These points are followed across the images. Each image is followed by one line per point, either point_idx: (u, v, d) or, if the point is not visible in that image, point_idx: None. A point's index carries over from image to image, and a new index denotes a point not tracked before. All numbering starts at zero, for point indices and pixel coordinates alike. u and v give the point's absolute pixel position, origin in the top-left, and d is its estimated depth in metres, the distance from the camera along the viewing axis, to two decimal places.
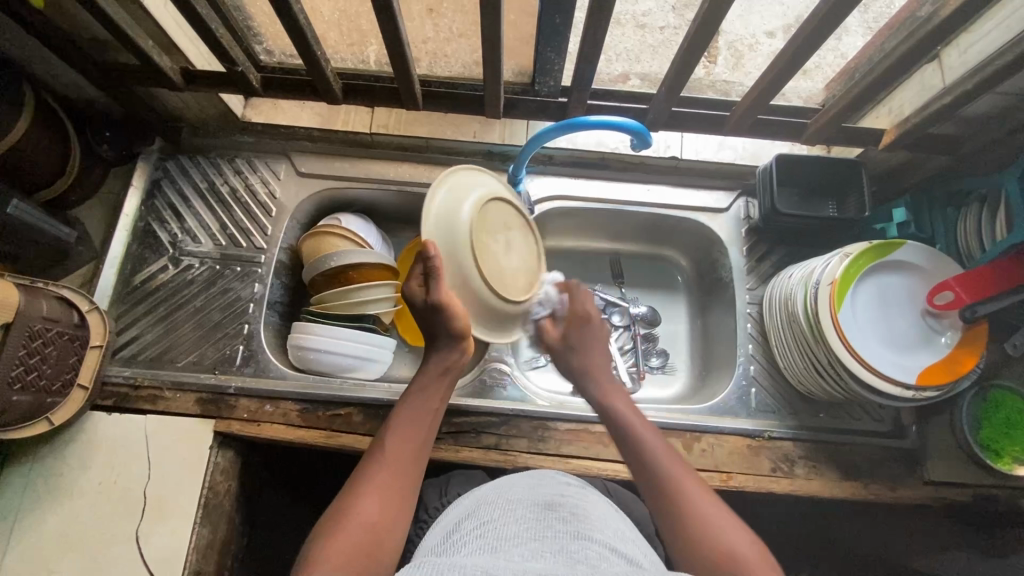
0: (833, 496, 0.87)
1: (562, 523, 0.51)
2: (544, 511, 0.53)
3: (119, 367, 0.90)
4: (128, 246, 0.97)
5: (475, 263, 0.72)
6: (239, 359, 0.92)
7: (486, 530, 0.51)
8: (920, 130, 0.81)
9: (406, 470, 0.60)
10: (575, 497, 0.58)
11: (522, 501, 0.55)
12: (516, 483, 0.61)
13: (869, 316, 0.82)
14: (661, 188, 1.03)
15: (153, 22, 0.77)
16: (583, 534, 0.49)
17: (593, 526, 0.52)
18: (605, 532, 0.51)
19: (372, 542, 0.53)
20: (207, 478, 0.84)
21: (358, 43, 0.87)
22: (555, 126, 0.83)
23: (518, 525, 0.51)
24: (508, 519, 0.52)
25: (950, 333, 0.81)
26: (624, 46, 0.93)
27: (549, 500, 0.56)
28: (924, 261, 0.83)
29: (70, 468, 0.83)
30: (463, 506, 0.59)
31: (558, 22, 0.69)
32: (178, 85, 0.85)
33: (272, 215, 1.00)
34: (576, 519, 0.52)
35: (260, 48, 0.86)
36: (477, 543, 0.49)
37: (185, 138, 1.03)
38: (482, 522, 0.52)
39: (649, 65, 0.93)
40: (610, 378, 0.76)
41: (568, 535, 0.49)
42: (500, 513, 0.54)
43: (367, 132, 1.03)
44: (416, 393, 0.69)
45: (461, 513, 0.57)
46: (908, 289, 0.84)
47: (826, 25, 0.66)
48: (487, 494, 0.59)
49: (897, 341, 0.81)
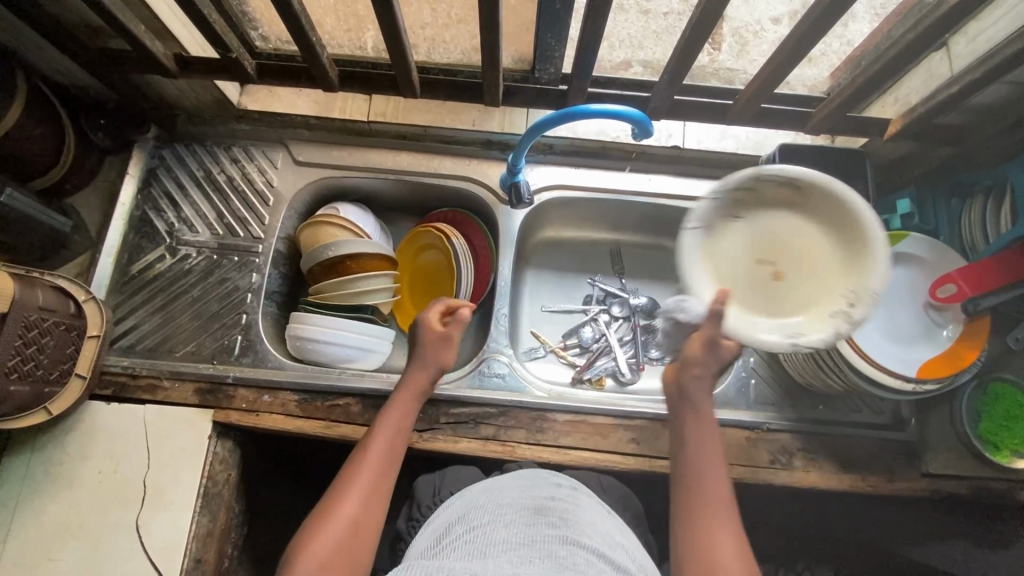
0: (830, 487, 0.87)
1: (552, 528, 0.51)
2: (533, 515, 0.53)
3: (116, 357, 0.90)
4: (125, 236, 0.96)
5: (755, 246, 0.74)
6: (237, 350, 0.92)
7: (476, 535, 0.51)
8: (926, 120, 0.79)
9: (386, 471, 0.64)
10: (565, 500, 0.58)
11: (511, 505, 0.56)
12: (506, 486, 0.61)
13: None
14: (662, 178, 1.02)
15: (145, 6, 0.75)
16: (573, 540, 0.50)
17: (582, 531, 0.52)
18: (595, 537, 0.52)
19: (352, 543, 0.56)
20: (206, 467, 0.84)
21: (355, 30, 0.85)
22: (554, 116, 0.81)
23: (509, 530, 0.51)
24: (497, 523, 0.52)
25: (951, 327, 0.80)
26: (625, 33, 0.89)
27: (540, 504, 0.56)
28: (924, 252, 0.83)
29: (69, 456, 0.83)
30: (452, 511, 0.60)
31: (558, 7, 0.68)
32: (172, 72, 0.83)
33: (269, 204, 0.99)
34: (565, 524, 0.52)
35: (254, 34, 0.84)
36: (466, 549, 0.49)
37: (180, 126, 1.02)
38: (471, 526, 0.53)
39: (651, 52, 0.90)
40: (704, 414, 0.67)
41: (557, 539, 0.49)
42: (489, 517, 0.54)
43: (365, 120, 1.02)
44: (394, 404, 0.72)
45: (451, 518, 0.58)
46: (909, 282, 0.84)
47: (834, 10, 0.64)
48: (478, 498, 0.59)
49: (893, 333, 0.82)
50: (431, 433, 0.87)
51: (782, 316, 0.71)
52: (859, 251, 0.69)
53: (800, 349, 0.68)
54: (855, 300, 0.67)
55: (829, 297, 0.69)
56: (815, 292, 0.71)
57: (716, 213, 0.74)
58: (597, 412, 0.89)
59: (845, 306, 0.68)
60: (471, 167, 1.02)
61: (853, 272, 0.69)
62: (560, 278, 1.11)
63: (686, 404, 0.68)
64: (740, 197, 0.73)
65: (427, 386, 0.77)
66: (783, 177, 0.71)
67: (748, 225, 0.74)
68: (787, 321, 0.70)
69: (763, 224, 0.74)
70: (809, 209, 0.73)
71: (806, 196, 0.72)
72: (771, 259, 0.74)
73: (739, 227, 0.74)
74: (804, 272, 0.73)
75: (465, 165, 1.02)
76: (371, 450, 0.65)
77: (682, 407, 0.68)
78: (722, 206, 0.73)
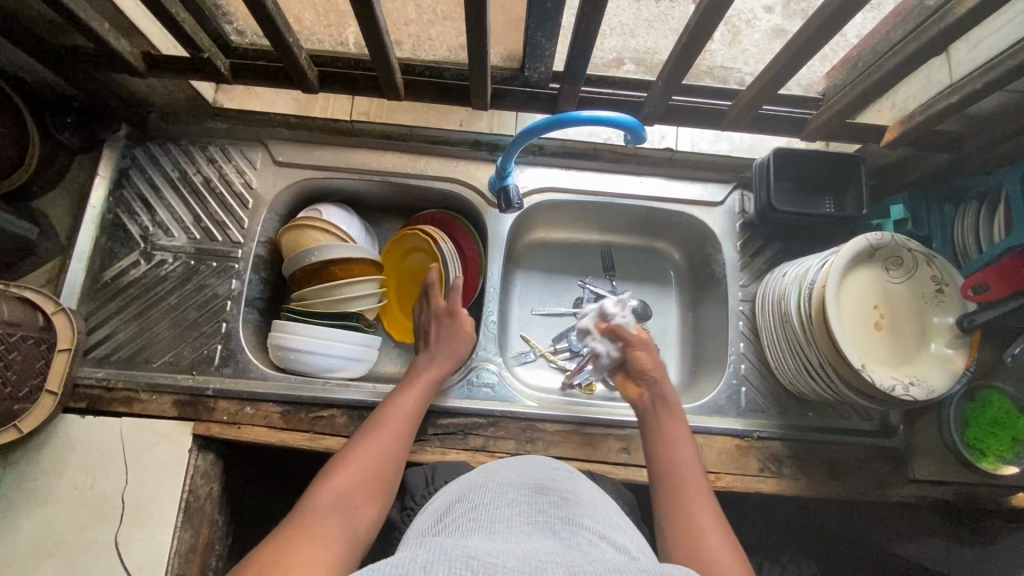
0: (818, 495, 0.87)
1: (554, 508, 0.51)
2: (534, 495, 0.53)
3: (91, 368, 0.87)
4: (97, 240, 0.92)
5: (881, 295, 0.80)
6: (217, 359, 0.89)
7: (480, 514, 0.50)
8: (924, 129, 0.78)
9: (406, 428, 0.73)
10: (565, 480, 0.58)
11: (512, 484, 0.55)
12: (507, 467, 0.61)
13: (864, 311, 0.80)
14: (655, 180, 1.00)
15: (109, 3, 0.71)
16: (574, 521, 0.49)
17: (583, 512, 0.51)
18: (596, 518, 0.51)
19: (374, 481, 0.65)
20: (187, 481, 0.82)
21: (335, 24, 0.81)
22: (544, 122, 0.78)
23: (512, 509, 0.50)
24: (499, 503, 0.52)
25: (955, 348, 0.77)
26: (617, 20, 0.83)
27: (538, 483, 0.56)
28: (930, 267, 0.80)
29: (44, 472, 0.80)
30: (451, 491, 0.59)
31: (549, 6, 0.65)
32: (141, 73, 0.79)
33: (248, 207, 0.95)
34: (567, 504, 0.52)
35: (230, 28, 0.80)
36: (471, 527, 0.48)
37: (153, 124, 0.97)
38: (474, 505, 0.52)
39: (643, 40, 0.85)
40: (674, 413, 0.79)
41: (560, 519, 0.49)
42: (491, 497, 0.53)
43: (347, 119, 0.99)
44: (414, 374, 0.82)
45: (452, 497, 0.57)
46: (925, 300, 0.80)
47: (838, 18, 0.61)
48: (477, 479, 0.59)
49: (895, 347, 0.79)
50: (418, 445, 0.86)
51: (868, 355, 0.77)
52: (942, 354, 0.77)
53: (864, 372, 0.73)
54: (917, 382, 0.75)
55: (916, 366, 0.76)
56: (892, 357, 0.78)
57: (878, 252, 0.79)
58: (587, 422, 0.88)
59: (908, 380, 0.75)
60: (458, 168, 0.99)
61: (928, 366, 0.76)
62: (549, 280, 1.09)
63: (666, 401, 0.80)
64: (901, 257, 0.80)
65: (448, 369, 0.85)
66: (944, 275, 0.79)
67: (882, 282, 0.81)
68: (862, 354, 0.77)
69: (893, 283, 0.81)
70: (934, 308, 0.79)
71: (937, 299, 0.79)
72: (880, 309, 0.80)
73: (874, 278, 0.80)
74: (902, 334, 0.79)
75: (451, 166, 0.99)
76: (393, 411, 0.74)
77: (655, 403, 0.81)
78: (885, 250, 0.79)
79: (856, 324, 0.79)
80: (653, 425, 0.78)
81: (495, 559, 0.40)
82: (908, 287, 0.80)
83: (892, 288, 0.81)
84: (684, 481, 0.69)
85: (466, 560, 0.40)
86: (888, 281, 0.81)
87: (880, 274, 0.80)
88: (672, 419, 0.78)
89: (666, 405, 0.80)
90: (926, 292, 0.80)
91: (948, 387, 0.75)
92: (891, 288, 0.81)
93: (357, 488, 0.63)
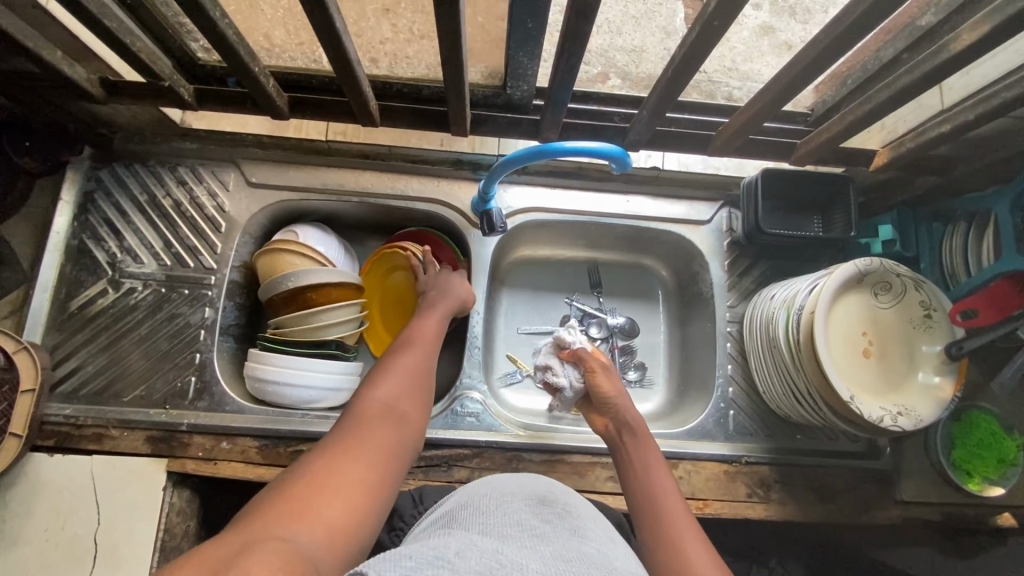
0: (806, 519, 0.87)
1: (559, 517, 0.51)
2: (539, 504, 0.54)
3: (58, 404, 0.84)
4: (62, 268, 0.88)
5: (874, 307, 0.79)
6: (191, 393, 0.86)
7: (491, 515, 0.51)
8: (913, 154, 0.76)
9: (433, 347, 0.76)
10: (563, 495, 0.59)
11: (515, 495, 0.56)
12: (505, 481, 0.61)
13: (856, 322, 0.79)
14: (640, 199, 0.98)
15: (64, 29, 0.67)
16: (582, 530, 0.50)
17: (586, 523, 0.52)
18: (599, 530, 0.52)
19: (411, 394, 0.68)
20: (162, 520, 0.80)
21: (308, 43, 0.74)
22: (530, 151, 0.75)
23: (521, 512, 0.51)
24: (506, 507, 0.52)
25: (942, 375, 0.76)
26: (603, 17, 0.79)
27: (541, 495, 0.56)
28: (920, 295, 0.78)
29: (10, 514, 0.77)
30: (454, 499, 0.59)
31: (530, 28, 0.61)
32: (99, 99, 0.75)
33: (221, 231, 0.92)
34: (571, 516, 0.53)
35: (195, 46, 0.73)
36: (484, 523, 0.49)
37: (118, 145, 0.92)
38: (483, 508, 0.53)
39: (630, 37, 0.80)
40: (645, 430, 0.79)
41: (569, 526, 0.50)
42: (496, 502, 0.54)
43: (323, 140, 0.94)
44: (435, 303, 0.84)
45: (452, 505, 0.57)
46: (913, 327, 0.79)
47: (833, 51, 0.59)
48: (478, 488, 0.59)
49: (889, 379, 0.77)
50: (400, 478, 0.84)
51: (858, 386, 0.76)
52: (926, 387, 0.76)
53: (853, 404, 0.72)
54: (905, 412, 0.74)
55: (908, 394, 0.76)
56: (881, 386, 0.76)
57: (866, 278, 0.78)
58: (573, 450, 0.87)
59: (896, 409, 0.74)
60: (439, 188, 0.96)
61: (916, 396, 0.76)
62: (535, 298, 1.07)
63: (630, 426, 0.79)
64: (891, 282, 0.78)
65: (459, 302, 0.86)
66: (932, 300, 0.78)
67: (870, 309, 0.79)
68: (851, 384, 0.76)
69: (883, 307, 0.79)
70: (922, 334, 0.78)
71: (926, 325, 0.78)
72: (869, 325, 0.79)
73: (861, 304, 0.79)
74: (891, 355, 0.78)
75: (432, 186, 0.96)
76: (419, 333, 0.77)
77: (619, 426, 0.80)
78: (873, 277, 0.78)
79: (846, 330, 0.78)
80: (625, 450, 0.77)
81: (519, 557, 0.41)
82: (897, 312, 0.79)
83: (880, 313, 0.79)
84: (663, 502, 0.68)
85: (495, 553, 0.41)
86: (877, 305, 0.79)
87: (863, 298, 0.79)
88: (639, 436, 0.78)
89: (631, 432, 0.78)
90: (915, 319, 0.78)
91: (934, 416, 0.74)
92: (881, 314, 0.79)
93: (396, 400, 0.66)
